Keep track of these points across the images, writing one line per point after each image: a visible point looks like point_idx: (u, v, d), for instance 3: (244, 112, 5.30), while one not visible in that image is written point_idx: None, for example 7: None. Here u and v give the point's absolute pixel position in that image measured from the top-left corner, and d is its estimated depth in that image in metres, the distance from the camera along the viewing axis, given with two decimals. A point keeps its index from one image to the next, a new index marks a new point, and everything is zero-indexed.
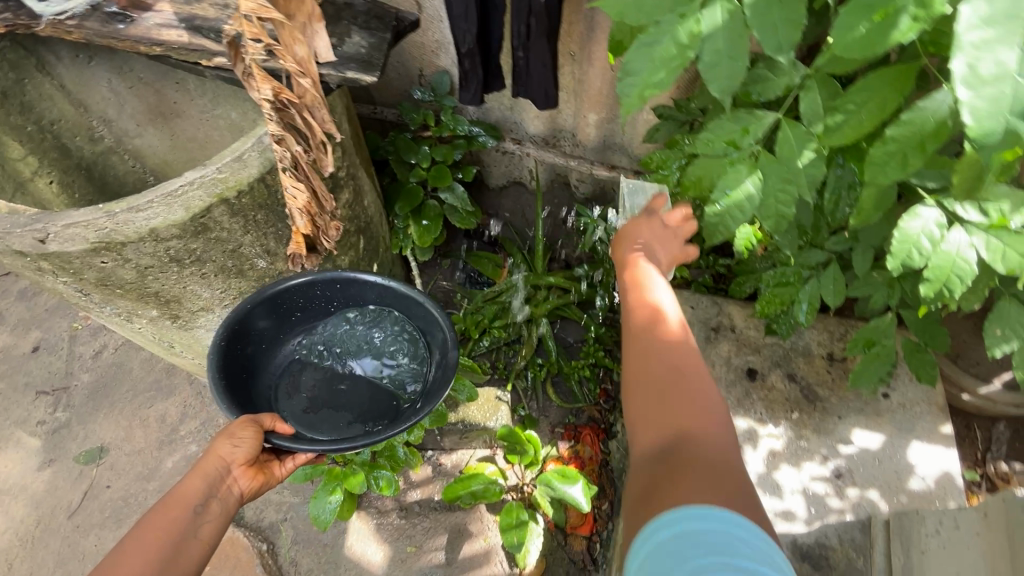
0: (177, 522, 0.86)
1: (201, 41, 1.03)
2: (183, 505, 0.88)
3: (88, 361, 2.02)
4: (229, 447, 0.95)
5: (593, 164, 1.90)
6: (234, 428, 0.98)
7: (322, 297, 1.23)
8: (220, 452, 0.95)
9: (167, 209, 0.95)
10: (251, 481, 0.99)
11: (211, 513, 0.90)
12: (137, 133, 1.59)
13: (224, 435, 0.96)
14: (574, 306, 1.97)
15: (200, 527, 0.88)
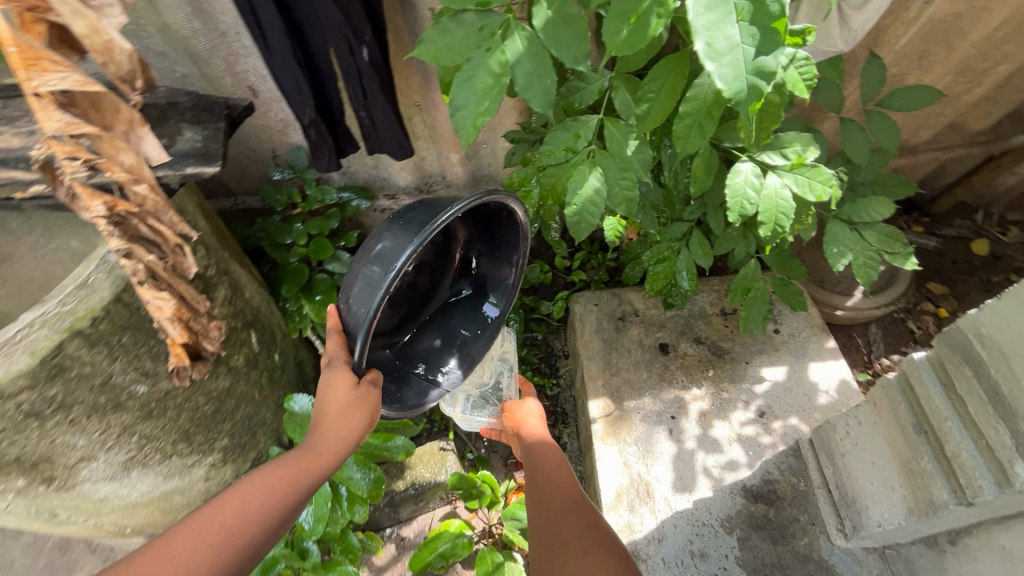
0: (297, 489, 0.83)
1: (9, 173, 0.95)
2: (304, 473, 0.84)
3: None
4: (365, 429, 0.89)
5: None
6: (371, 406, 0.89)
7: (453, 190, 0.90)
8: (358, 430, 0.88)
9: (7, 360, 0.83)
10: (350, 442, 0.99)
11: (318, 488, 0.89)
12: None
13: (364, 408, 0.86)
14: None
15: (307, 501, 0.86)
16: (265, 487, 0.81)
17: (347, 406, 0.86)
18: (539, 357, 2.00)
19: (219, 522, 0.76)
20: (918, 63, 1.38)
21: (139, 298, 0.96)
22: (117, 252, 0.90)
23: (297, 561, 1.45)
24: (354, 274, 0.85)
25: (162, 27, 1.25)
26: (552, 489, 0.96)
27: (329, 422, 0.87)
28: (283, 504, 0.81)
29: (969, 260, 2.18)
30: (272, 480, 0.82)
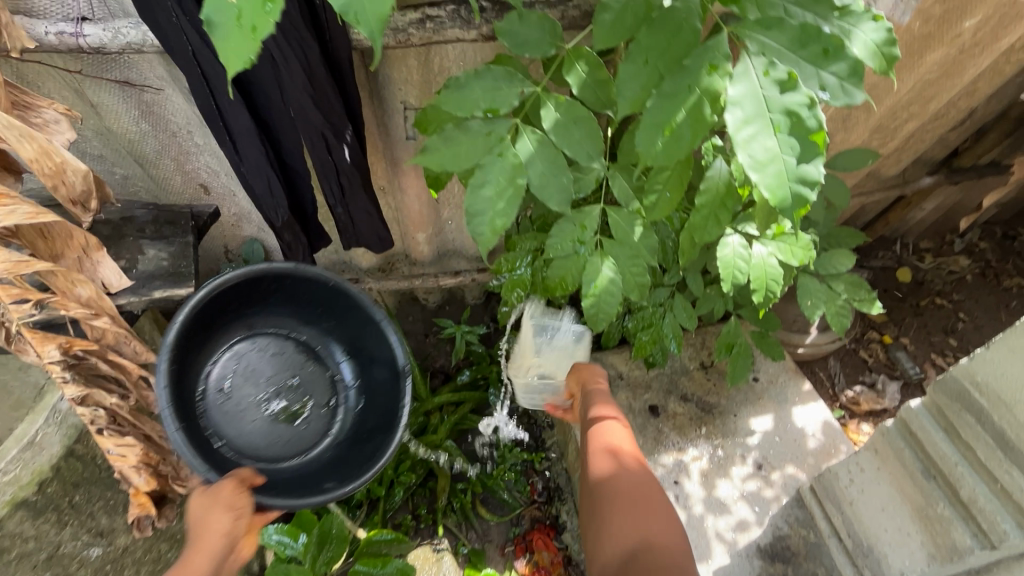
0: None
1: None
2: None
3: None
4: (230, 518, 0.81)
5: (436, 275, 1.92)
6: (229, 497, 0.84)
7: (265, 289, 1.07)
8: (222, 526, 0.80)
9: None
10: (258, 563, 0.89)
11: None
12: None
13: (223, 500, 0.82)
14: (471, 415, 1.91)
15: None
16: None
17: (203, 511, 0.81)
18: (523, 430, 1.94)
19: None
20: (843, 125, 1.54)
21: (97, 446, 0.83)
22: (73, 399, 0.78)
23: None
24: (234, 409, 1.08)
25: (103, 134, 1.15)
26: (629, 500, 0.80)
27: (196, 543, 0.79)
28: None
29: (898, 287, 2.38)
30: None
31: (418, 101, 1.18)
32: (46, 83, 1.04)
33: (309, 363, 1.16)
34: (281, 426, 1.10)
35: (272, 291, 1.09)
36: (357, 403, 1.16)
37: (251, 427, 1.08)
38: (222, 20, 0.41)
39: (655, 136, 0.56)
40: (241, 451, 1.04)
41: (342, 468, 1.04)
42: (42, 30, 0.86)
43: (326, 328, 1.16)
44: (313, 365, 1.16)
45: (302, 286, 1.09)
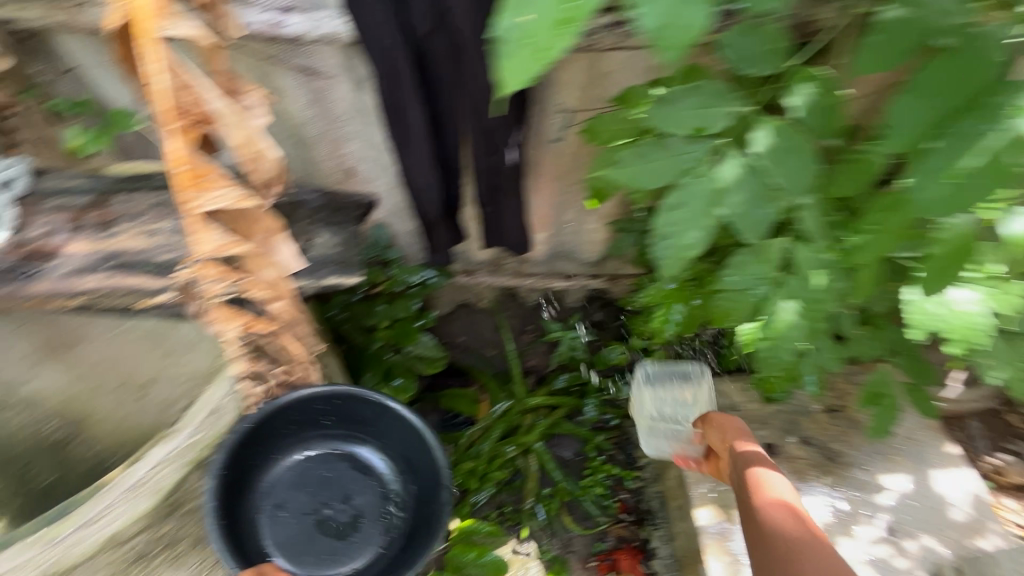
0: None
1: (135, 279, 0.89)
2: None
3: None
4: None
5: (545, 277, 1.90)
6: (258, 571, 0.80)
7: (320, 415, 1.18)
8: None
9: (131, 503, 0.76)
10: None
11: None
12: (30, 374, 1.31)
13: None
14: (564, 422, 1.88)
15: None
16: None
17: None
18: (614, 444, 1.88)
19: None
20: None
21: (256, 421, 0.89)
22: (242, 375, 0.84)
23: None
24: (282, 523, 1.18)
25: (277, 116, 1.22)
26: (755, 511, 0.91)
27: None
28: None
29: None
30: None
31: (577, 104, 1.16)
32: (240, 65, 1.11)
33: (359, 479, 1.24)
34: (322, 539, 1.18)
35: (328, 415, 1.20)
36: (402, 518, 1.21)
37: (304, 533, 1.18)
38: (510, 37, 0.40)
39: (933, 182, 0.53)
40: (296, 550, 1.16)
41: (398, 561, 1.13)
42: (251, 20, 0.95)
43: (378, 444, 1.24)
44: (361, 479, 1.24)
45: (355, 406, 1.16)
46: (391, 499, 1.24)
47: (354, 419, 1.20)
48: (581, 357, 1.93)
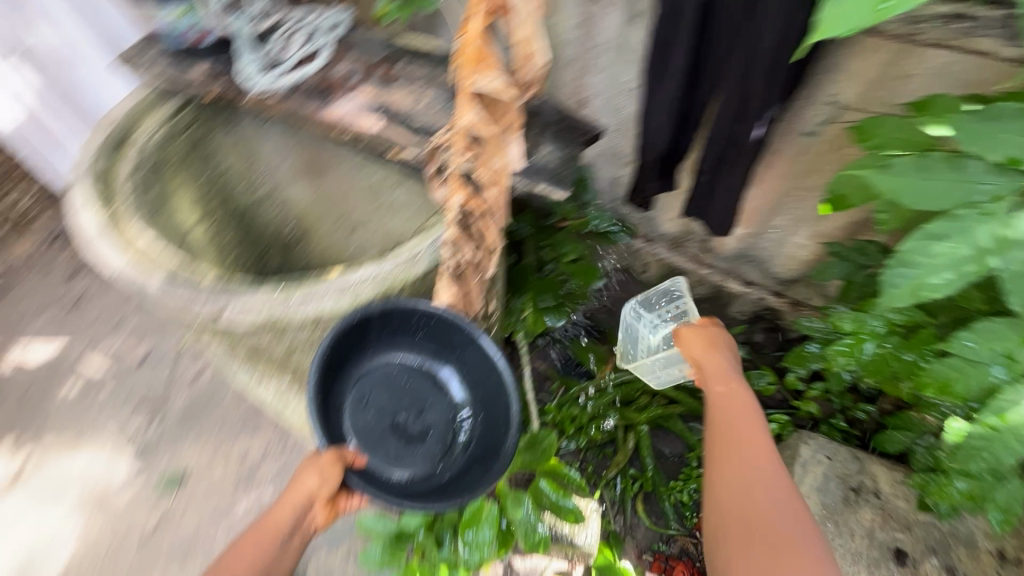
0: (269, 546, 0.91)
1: (393, 131, 1.05)
2: (270, 533, 0.92)
3: (187, 382, 2.02)
4: (315, 481, 0.97)
5: (723, 274, 1.79)
6: (323, 463, 1.00)
7: (415, 326, 1.16)
8: (306, 484, 0.97)
9: (335, 300, 0.93)
10: (325, 516, 1.00)
11: (293, 546, 0.94)
12: (289, 185, 1.59)
13: (328, 480, 0.98)
14: (677, 419, 1.84)
15: (283, 560, 0.92)
16: (246, 547, 0.91)
17: (296, 486, 0.97)
18: None
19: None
20: None
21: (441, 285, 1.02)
22: (448, 239, 0.94)
23: (430, 547, 1.43)
24: (358, 418, 1.19)
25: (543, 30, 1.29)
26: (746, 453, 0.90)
27: (281, 503, 0.96)
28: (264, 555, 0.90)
29: None
30: (244, 553, 0.90)
31: (853, 100, 1.06)
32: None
33: (436, 399, 1.23)
34: (392, 441, 1.20)
35: (417, 328, 1.16)
36: (469, 442, 1.20)
37: (377, 433, 1.19)
38: None
39: None
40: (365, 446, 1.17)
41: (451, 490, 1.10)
42: None
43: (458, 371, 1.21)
44: (438, 396, 1.24)
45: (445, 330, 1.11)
46: (462, 421, 1.23)
47: (440, 339, 1.18)
48: None
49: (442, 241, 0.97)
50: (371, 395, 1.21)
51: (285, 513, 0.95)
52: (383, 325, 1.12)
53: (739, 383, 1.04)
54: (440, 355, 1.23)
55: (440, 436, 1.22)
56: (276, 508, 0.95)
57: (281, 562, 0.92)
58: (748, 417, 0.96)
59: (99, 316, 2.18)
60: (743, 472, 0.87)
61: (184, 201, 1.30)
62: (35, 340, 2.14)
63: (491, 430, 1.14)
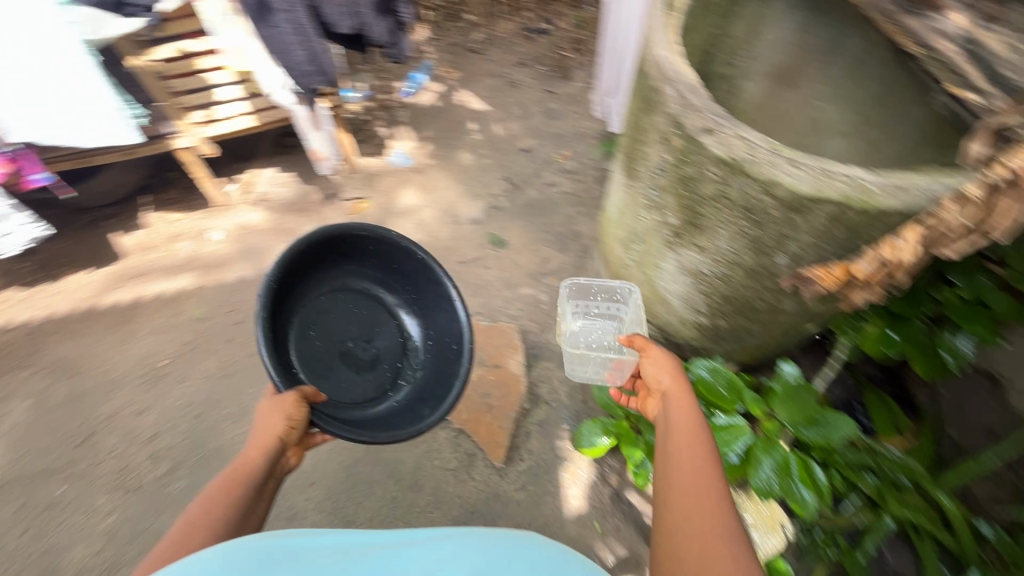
0: (240, 484, 0.95)
1: (967, 70, 0.97)
2: (243, 476, 0.96)
3: (541, 185, 2.49)
4: (281, 421, 1.05)
5: None
6: (285, 405, 1.06)
7: (367, 250, 1.37)
8: (274, 426, 1.04)
9: (805, 179, 0.96)
10: (296, 459, 1.10)
11: (266, 491, 1.00)
12: (753, 78, 1.64)
13: (293, 411, 1.06)
14: (933, 543, 1.52)
15: (258, 507, 0.96)
16: (220, 491, 0.93)
17: (265, 414, 1.05)
18: None
19: (174, 541, 0.81)
20: None
21: (895, 229, 0.96)
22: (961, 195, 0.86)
23: (645, 426, 1.57)
24: (310, 342, 1.30)
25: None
26: (683, 430, 0.91)
27: (258, 439, 1.03)
28: (239, 492, 0.93)
29: None
30: (216, 489, 0.93)
31: None
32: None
33: (387, 330, 1.42)
34: (344, 366, 1.34)
35: (370, 253, 1.39)
36: (420, 369, 1.41)
37: (325, 363, 1.31)
38: None
39: None
40: (319, 374, 1.29)
41: (393, 416, 1.30)
42: None
43: (403, 295, 1.44)
44: (389, 326, 1.43)
45: (396, 252, 1.36)
46: (415, 352, 1.43)
47: (393, 261, 1.39)
48: None
49: (949, 194, 0.89)
50: (320, 321, 1.33)
51: (256, 457, 1.01)
52: (338, 249, 1.34)
53: (681, 378, 1.07)
54: (394, 281, 1.43)
55: (393, 359, 1.40)
56: (254, 454, 1.01)
57: (257, 509, 0.96)
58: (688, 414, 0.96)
59: (518, 103, 2.81)
60: (682, 451, 0.85)
61: (694, 38, 1.42)
62: (473, 95, 2.84)
63: (445, 366, 1.35)
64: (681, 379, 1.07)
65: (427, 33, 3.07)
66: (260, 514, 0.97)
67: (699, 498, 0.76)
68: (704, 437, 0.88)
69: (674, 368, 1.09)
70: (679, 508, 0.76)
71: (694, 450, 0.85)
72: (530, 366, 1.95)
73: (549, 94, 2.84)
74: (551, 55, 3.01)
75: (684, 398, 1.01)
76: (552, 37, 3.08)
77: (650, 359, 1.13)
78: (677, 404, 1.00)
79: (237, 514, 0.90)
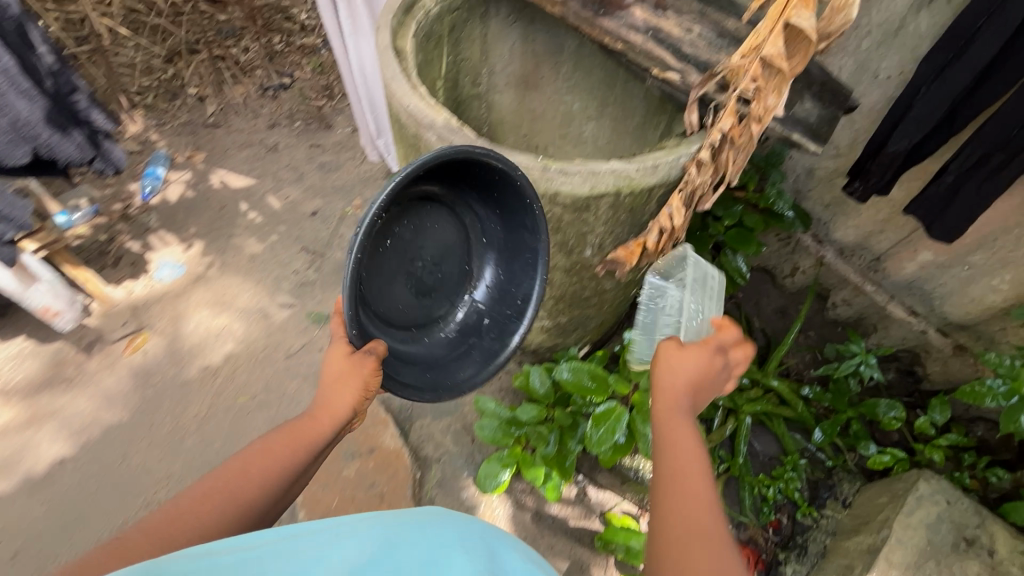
0: (301, 449, 0.83)
1: (661, 53, 1.10)
2: (301, 443, 0.84)
3: (344, 243, 2.33)
4: (356, 398, 0.87)
5: (890, 299, 1.73)
6: (365, 379, 0.85)
7: (465, 169, 1.00)
8: (341, 402, 0.86)
9: (579, 182, 1.02)
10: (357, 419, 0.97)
11: (320, 458, 0.89)
12: (501, 90, 1.72)
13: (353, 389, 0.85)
14: (782, 419, 1.83)
15: (309, 469, 0.87)
16: (267, 455, 0.81)
17: (340, 376, 0.85)
18: (812, 481, 1.80)
19: (192, 511, 0.73)
20: None
21: (663, 200, 1.07)
22: (698, 159, 0.99)
23: (536, 441, 1.56)
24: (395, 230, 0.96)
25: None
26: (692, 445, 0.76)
27: (326, 390, 0.87)
28: (294, 467, 0.82)
29: None
30: (276, 445, 0.82)
31: None
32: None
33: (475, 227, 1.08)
34: (407, 281, 1.00)
35: (481, 172, 1.01)
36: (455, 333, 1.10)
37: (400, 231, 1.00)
38: None
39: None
40: (379, 279, 0.94)
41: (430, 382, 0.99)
42: None
43: (488, 222, 1.10)
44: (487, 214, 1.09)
45: (516, 193, 0.99)
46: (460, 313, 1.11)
47: (489, 193, 1.05)
48: (851, 389, 1.74)
49: (689, 160, 1.01)
50: (414, 205, 0.98)
51: (323, 425, 0.86)
52: (447, 167, 0.98)
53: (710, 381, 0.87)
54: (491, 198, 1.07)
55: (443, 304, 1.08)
56: (310, 420, 0.85)
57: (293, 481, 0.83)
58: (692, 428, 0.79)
59: (286, 166, 2.60)
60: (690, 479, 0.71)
61: (433, 72, 1.43)
62: (231, 172, 2.54)
63: (488, 337, 1.08)
64: (705, 387, 0.87)
65: (149, 121, 2.66)
66: (305, 477, 0.88)
67: (690, 553, 0.65)
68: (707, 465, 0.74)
69: (712, 365, 0.88)
70: (672, 525, 0.67)
71: (699, 483, 0.71)
72: (406, 432, 1.82)
73: (316, 147, 2.67)
74: (303, 107, 2.83)
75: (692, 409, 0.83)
76: (298, 88, 2.89)
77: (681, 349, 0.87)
78: (693, 397, 0.84)
79: (272, 492, 0.79)
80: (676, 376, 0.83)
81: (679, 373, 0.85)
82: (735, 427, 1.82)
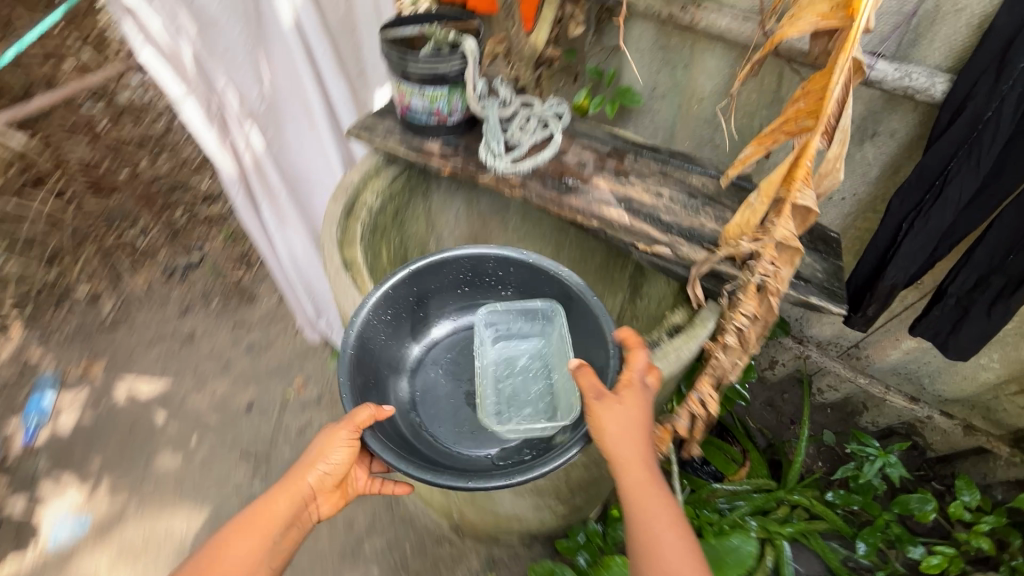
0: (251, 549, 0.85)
1: (642, 225, 1.03)
2: (260, 534, 0.86)
3: (292, 435, 2.02)
4: (319, 471, 0.90)
5: (889, 389, 1.71)
6: (326, 443, 0.89)
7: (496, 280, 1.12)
8: (309, 475, 0.90)
9: None
10: (331, 507, 0.95)
11: (287, 540, 0.89)
12: None
13: (343, 456, 0.90)
14: (818, 535, 1.68)
15: (273, 557, 0.88)
16: (227, 553, 0.85)
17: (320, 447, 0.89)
18: None
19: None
20: None
21: (691, 385, 0.94)
22: (726, 345, 0.87)
23: None
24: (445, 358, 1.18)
25: (752, 132, 1.27)
26: (647, 513, 0.81)
27: (289, 487, 0.89)
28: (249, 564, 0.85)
29: None
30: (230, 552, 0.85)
31: None
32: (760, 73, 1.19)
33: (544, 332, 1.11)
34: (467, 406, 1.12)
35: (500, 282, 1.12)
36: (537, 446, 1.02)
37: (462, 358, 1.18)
38: None
39: None
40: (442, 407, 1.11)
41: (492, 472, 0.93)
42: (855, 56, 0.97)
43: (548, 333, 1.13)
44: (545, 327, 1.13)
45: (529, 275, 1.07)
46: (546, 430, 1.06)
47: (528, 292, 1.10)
48: (878, 485, 1.64)
49: (713, 343, 0.90)
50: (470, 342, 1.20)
51: (280, 505, 0.88)
52: (466, 276, 1.12)
53: (645, 420, 0.84)
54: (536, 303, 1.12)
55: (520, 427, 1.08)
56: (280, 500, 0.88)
57: (273, 558, 0.88)
58: (653, 493, 0.82)
59: (208, 355, 2.27)
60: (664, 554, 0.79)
61: (382, 261, 1.28)
62: (140, 377, 2.19)
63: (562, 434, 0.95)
64: (644, 434, 0.84)
65: (32, 337, 2.28)
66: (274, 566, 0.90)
67: None
68: (679, 516, 0.82)
69: (638, 409, 0.84)
70: None
71: (676, 539, 0.80)
72: None
73: (241, 326, 2.38)
74: (219, 283, 2.52)
75: (645, 470, 0.83)
76: (210, 263, 2.57)
77: (602, 427, 0.82)
78: (638, 454, 0.82)
79: (253, 564, 0.85)
80: (608, 448, 0.82)
81: (623, 444, 0.82)
82: (776, 558, 1.63)
